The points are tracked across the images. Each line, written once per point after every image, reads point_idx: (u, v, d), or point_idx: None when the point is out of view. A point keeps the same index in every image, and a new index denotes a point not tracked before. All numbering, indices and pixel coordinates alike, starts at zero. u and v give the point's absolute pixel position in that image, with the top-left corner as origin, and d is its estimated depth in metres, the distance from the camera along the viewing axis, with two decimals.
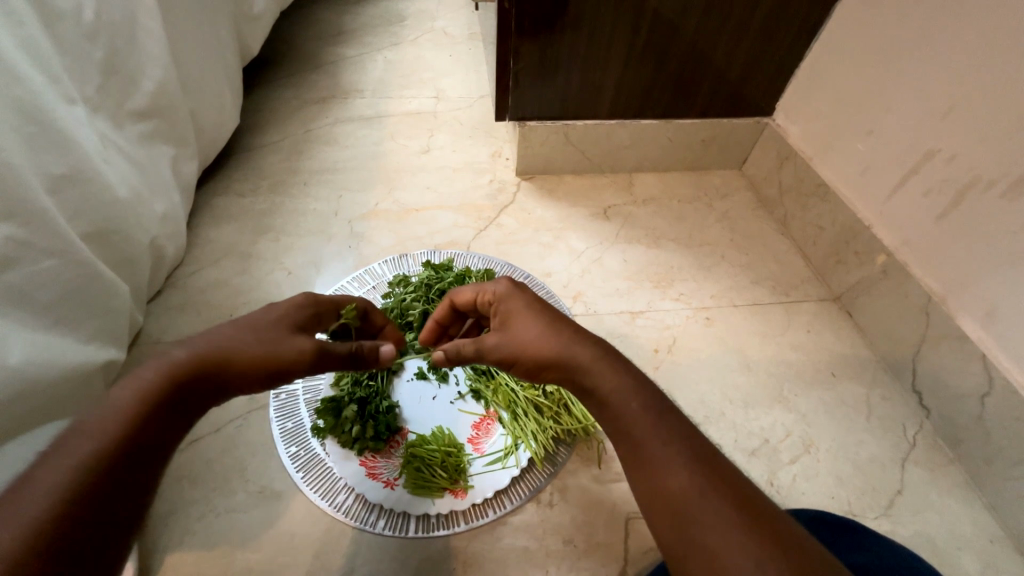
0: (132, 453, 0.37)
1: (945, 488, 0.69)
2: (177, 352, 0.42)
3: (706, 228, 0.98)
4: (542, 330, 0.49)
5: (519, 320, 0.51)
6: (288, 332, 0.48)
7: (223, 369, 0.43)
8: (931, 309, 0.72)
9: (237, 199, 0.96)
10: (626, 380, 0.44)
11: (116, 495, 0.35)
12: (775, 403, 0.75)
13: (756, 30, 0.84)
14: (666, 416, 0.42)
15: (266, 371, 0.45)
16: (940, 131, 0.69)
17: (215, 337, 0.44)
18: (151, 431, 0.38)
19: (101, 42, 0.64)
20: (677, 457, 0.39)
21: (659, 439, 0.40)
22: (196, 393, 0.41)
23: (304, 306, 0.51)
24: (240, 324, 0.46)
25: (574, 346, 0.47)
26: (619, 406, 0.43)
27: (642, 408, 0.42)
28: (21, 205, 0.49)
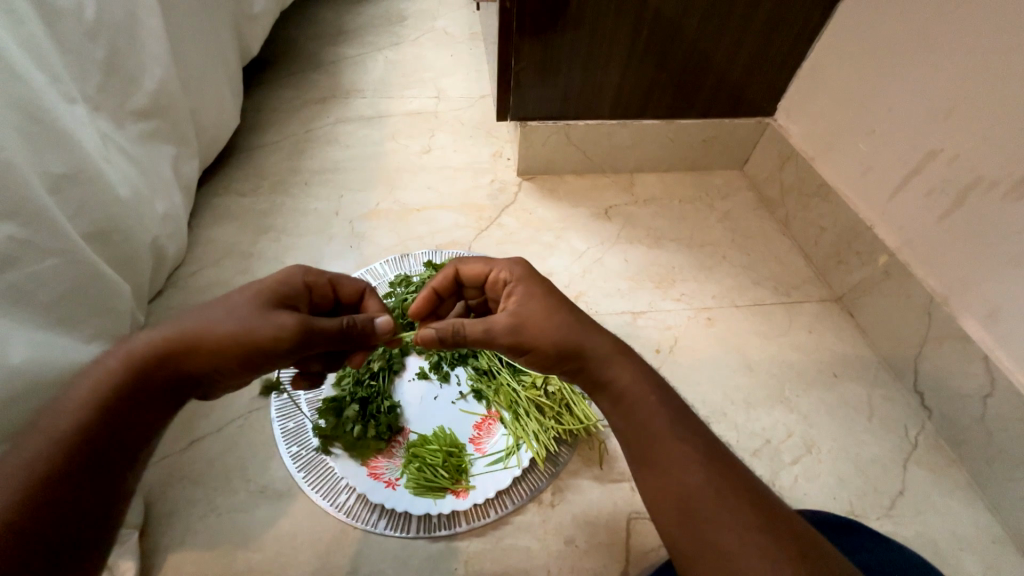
0: (98, 448, 0.40)
1: (947, 489, 0.68)
2: (144, 339, 0.43)
3: (707, 229, 0.97)
4: (560, 320, 0.47)
5: (536, 306, 0.49)
6: (265, 308, 0.47)
7: (187, 353, 0.43)
8: (933, 309, 0.72)
9: (239, 199, 0.96)
10: (642, 379, 0.45)
11: (81, 489, 0.39)
12: (776, 404, 0.75)
13: (757, 30, 0.84)
14: (681, 417, 0.43)
15: (240, 352, 0.45)
16: (942, 131, 0.69)
17: (186, 320, 0.45)
18: (118, 425, 0.41)
19: (102, 42, 0.65)
20: (694, 456, 0.40)
21: (677, 438, 0.41)
22: (162, 383, 0.43)
23: (283, 281, 0.50)
24: (216, 303, 0.46)
25: (592, 338, 0.46)
26: (637, 405, 0.43)
27: (660, 409, 0.43)
28: (21, 204, 0.49)
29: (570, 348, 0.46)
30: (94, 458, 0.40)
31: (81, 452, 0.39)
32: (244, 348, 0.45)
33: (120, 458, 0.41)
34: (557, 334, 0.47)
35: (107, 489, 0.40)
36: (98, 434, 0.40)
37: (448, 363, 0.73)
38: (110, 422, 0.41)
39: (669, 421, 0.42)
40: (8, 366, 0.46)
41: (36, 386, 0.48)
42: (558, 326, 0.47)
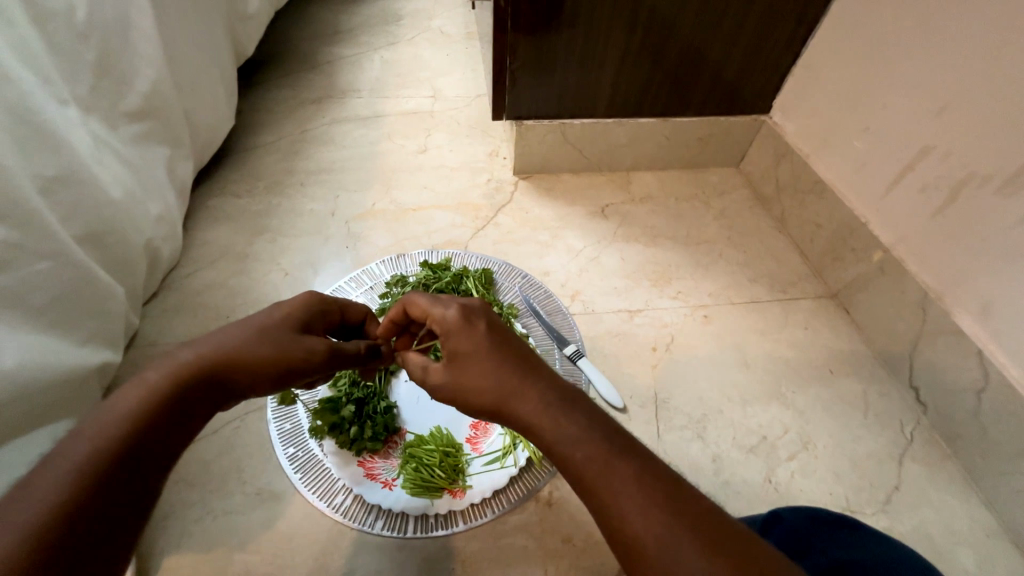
0: (118, 481, 0.35)
1: (943, 484, 0.68)
2: (183, 355, 0.42)
3: (703, 226, 0.98)
4: (487, 374, 0.42)
5: (468, 361, 0.44)
6: (292, 333, 0.49)
7: (231, 370, 0.43)
8: (928, 305, 0.72)
9: (234, 200, 0.96)
10: (578, 426, 0.38)
11: (104, 514, 0.34)
12: (773, 401, 0.75)
13: (752, 27, 0.84)
14: (619, 449, 0.37)
15: (277, 371, 0.46)
16: (936, 126, 0.69)
17: (224, 339, 0.45)
18: (140, 451, 0.37)
19: (93, 44, 0.64)
20: (639, 496, 0.35)
21: (616, 479, 0.36)
22: (202, 398, 0.42)
23: (303, 308, 0.52)
24: (249, 324, 0.47)
25: (523, 387, 0.41)
26: (569, 449, 0.37)
27: (595, 444, 0.37)
28: (12, 208, 0.49)
29: (500, 405, 0.41)
30: (112, 493, 0.35)
31: (95, 486, 0.34)
32: (283, 367, 0.46)
33: (140, 493, 0.36)
34: (487, 391, 0.42)
35: (122, 532, 0.35)
36: (119, 464, 0.36)
37: None
38: (134, 449, 0.37)
39: (606, 458, 0.36)
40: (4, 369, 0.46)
41: (28, 388, 0.48)
42: (487, 383, 0.42)
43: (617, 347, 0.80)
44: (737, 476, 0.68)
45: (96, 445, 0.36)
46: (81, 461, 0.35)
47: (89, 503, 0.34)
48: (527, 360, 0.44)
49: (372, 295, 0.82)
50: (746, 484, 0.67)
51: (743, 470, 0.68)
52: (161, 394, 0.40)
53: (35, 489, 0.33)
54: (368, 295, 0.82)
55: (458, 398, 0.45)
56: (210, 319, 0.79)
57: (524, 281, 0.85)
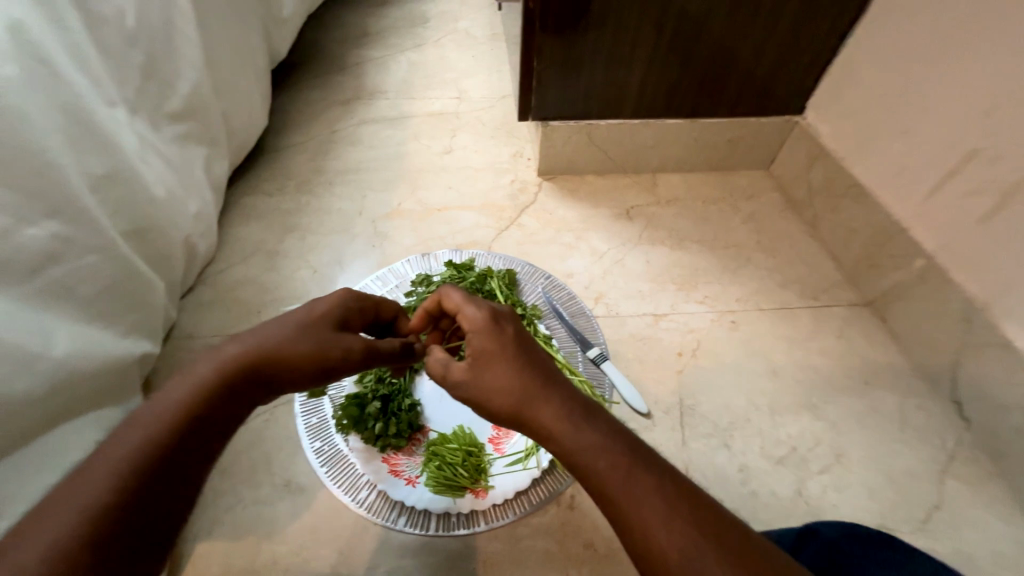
0: (164, 473, 0.37)
1: (986, 502, 0.66)
2: (228, 350, 0.43)
3: (732, 230, 0.96)
4: (507, 377, 0.42)
5: (491, 364, 0.43)
6: (330, 330, 0.49)
7: (272, 367, 0.44)
8: (972, 316, 0.69)
9: (266, 198, 0.98)
10: (597, 433, 0.38)
11: (155, 500, 0.36)
12: (803, 410, 0.73)
13: (787, 27, 0.82)
14: (640, 459, 0.37)
15: (316, 367, 0.46)
16: (985, 129, 0.66)
17: (267, 334, 0.45)
18: (188, 443, 0.39)
19: (140, 47, 0.67)
20: (661, 508, 0.34)
21: (638, 490, 0.35)
22: (246, 392, 0.43)
23: (340, 305, 0.52)
24: (289, 320, 0.48)
25: (545, 394, 0.41)
26: (590, 457, 0.37)
27: (617, 453, 0.37)
28: (65, 204, 0.51)
29: (520, 410, 0.41)
30: (158, 485, 0.36)
31: (144, 477, 0.36)
32: (322, 364, 0.46)
33: (185, 486, 0.38)
34: (508, 395, 0.41)
35: (167, 522, 0.36)
36: (166, 457, 0.37)
37: None
38: (180, 442, 0.38)
39: (628, 468, 0.36)
40: (53, 359, 0.48)
41: (72, 377, 0.50)
42: (509, 387, 0.41)
43: (642, 351, 0.79)
44: (765, 487, 0.66)
45: (145, 438, 0.37)
46: (131, 453, 0.36)
47: (138, 494, 0.35)
48: (546, 364, 0.43)
49: (397, 293, 0.83)
50: (774, 495, 0.66)
51: (772, 480, 0.67)
52: (207, 388, 0.41)
53: (88, 478, 0.35)
54: (393, 294, 0.83)
55: (474, 400, 0.44)
56: (241, 314, 0.81)
57: (548, 283, 0.85)
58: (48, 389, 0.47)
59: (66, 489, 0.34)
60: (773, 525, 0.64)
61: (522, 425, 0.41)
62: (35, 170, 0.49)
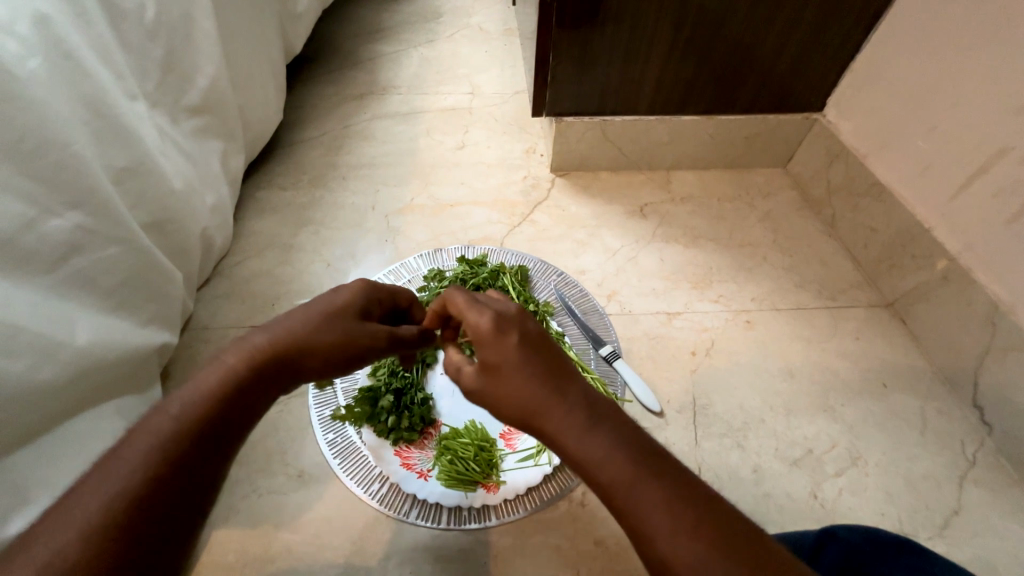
0: (193, 462, 0.37)
1: (1008, 510, 0.64)
2: (257, 339, 0.43)
3: (748, 228, 0.95)
4: (510, 380, 0.40)
5: (495, 370, 0.41)
6: (356, 319, 0.49)
7: (302, 355, 0.44)
8: (997, 318, 0.68)
9: (281, 192, 0.99)
10: (606, 440, 0.36)
11: (180, 488, 0.36)
12: (819, 412, 0.72)
13: (809, 22, 0.81)
14: (651, 472, 0.35)
15: (347, 356, 0.47)
16: (1013, 128, 0.64)
17: (295, 323, 0.45)
18: (215, 431, 0.39)
19: (160, 41, 0.67)
20: (674, 527, 0.33)
21: (651, 507, 0.34)
22: (276, 379, 0.43)
23: (360, 293, 0.52)
24: (315, 308, 0.47)
25: (550, 403, 0.38)
26: (599, 473, 0.35)
27: (627, 469, 0.35)
28: (89, 195, 0.52)
29: (526, 420, 0.39)
30: (187, 472, 0.37)
31: (173, 465, 0.36)
32: (352, 352, 0.47)
33: (212, 473, 0.38)
34: (512, 404, 0.39)
35: (195, 509, 0.37)
36: (194, 445, 0.37)
37: None
38: (208, 430, 0.38)
39: (639, 485, 0.34)
40: (76, 346, 0.49)
41: (93, 365, 0.51)
42: (514, 396, 0.39)
43: (654, 349, 0.78)
44: (780, 489, 0.66)
45: (173, 426, 0.37)
46: (160, 440, 0.37)
47: (168, 481, 0.36)
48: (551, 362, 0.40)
49: (409, 288, 0.83)
50: (789, 497, 0.65)
51: (786, 482, 0.66)
52: (236, 378, 0.41)
53: (120, 464, 0.35)
54: (406, 288, 0.83)
55: (481, 402, 0.42)
56: (256, 306, 0.82)
57: (560, 280, 0.85)
58: (70, 376, 0.48)
59: (101, 474, 0.35)
60: (787, 527, 0.63)
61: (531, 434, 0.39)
62: (60, 163, 0.50)
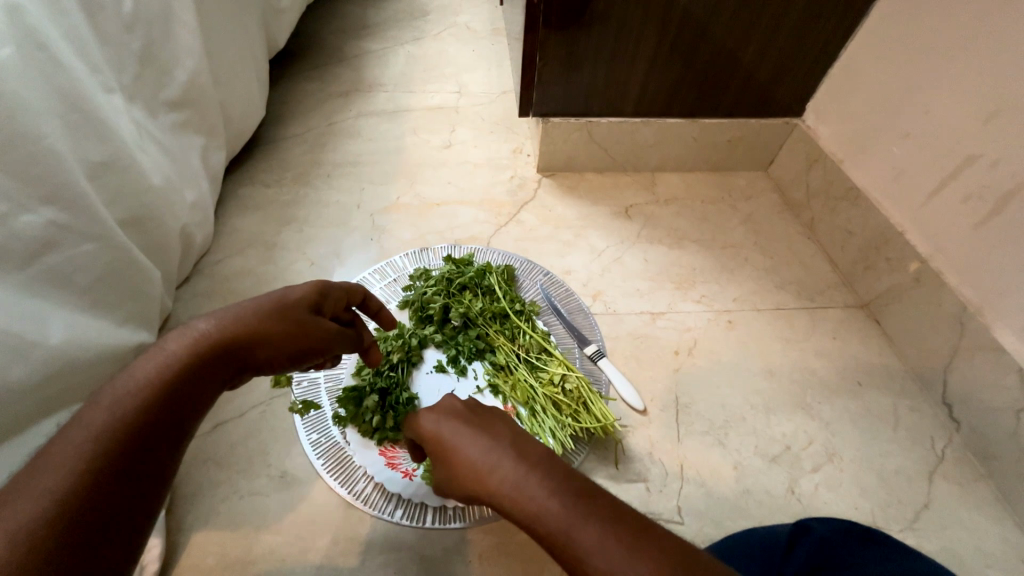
0: (133, 453, 0.35)
1: (974, 503, 0.67)
2: (200, 327, 0.42)
3: (729, 230, 0.96)
4: (461, 450, 0.42)
5: (445, 447, 0.43)
6: (308, 313, 0.50)
7: (251, 346, 0.44)
8: (966, 319, 0.70)
9: (264, 189, 0.98)
10: (540, 487, 0.36)
11: (125, 477, 0.34)
12: (797, 410, 0.74)
13: (789, 29, 0.82)
14: (583, 508, 0.34)
15: (295, 348, 0.47)
16: (982, 135, 0.67)
17: (241, 312, 0.45)
18: (157, 418, 0.37)
19: (138, 33, 0.66)
20: (613, 563, 0.31)
21: (585, 548, 0.33)
22: (222, 369, 0.42)
23: (315, 290, 0.52)
24: (265, 300, 0.47)
25: (491, 465, 0.39)
26: (537, 524, 0.35)
27: (557, 511, 0.34)
28: (61, 190, 0.51)
29: (476, 487, 0.40)
30: (128, 465, 0.35)
31: (111, 457, 0.34)
32: (300, 345, 0.48)
33: (157, 466, 0.36)
34: (462, 473, 0.41)
35: (140, 503, 0.34)
36: (133, 436, 0.36)
37: (466, 357, 0.71)
38: (146, 421, 0.37)
39: (569, 525, 0.34)
40: (48, 346, 0.48)
41: (68, 365, 0.50)
42: (464, 467, 0.41)
43: (638, 349, 0.79)
44: (759, 486, 0.67)
45: (110, 417, 0.35)
46: (101, 431, 0.35)
47: (107, 472, 0.34)
48: (495, 431, 0.42)
49: (395, 287, 0.83)
50: (768, 494, 0.67)
51: (764, 479, 0.68)
52: (178, 365, 0.40)
53: (55, 459, 0.33)
54: (392, 288, 0.83)
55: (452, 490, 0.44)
56: None
57: (546, 280, 0.85)
58: (44, 377, 0.47)
59: (39, 471, 0.32)
60: (766, 522, 0.64)
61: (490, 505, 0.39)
62: (33, 156, 0.48)
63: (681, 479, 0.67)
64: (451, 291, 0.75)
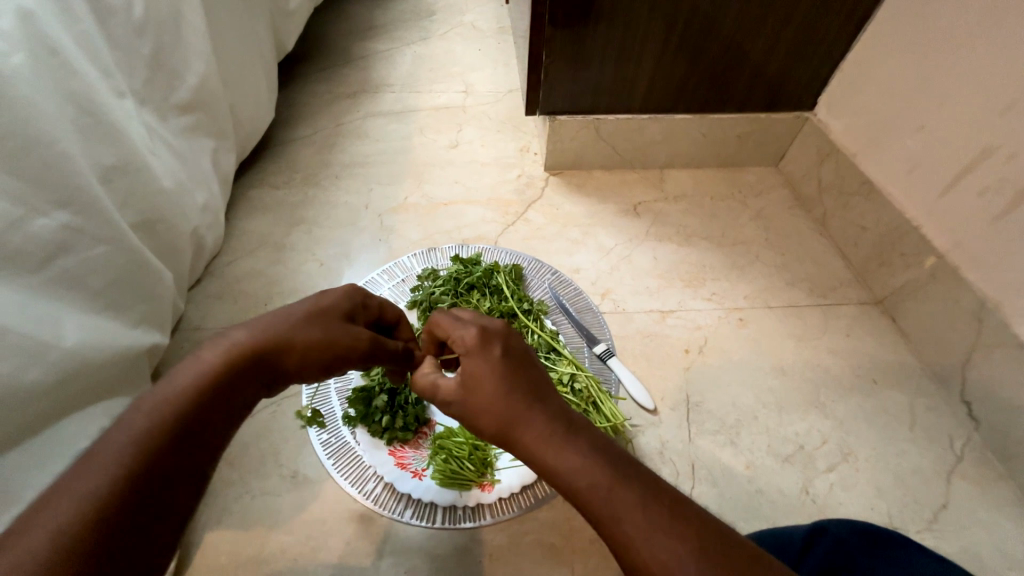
0: (170, 459, 0.35)
1: (995, 504, 0.65)
2: (237, 335, 0.43)
3: (740, 227, 0.95)
4: (493, 392, 0.39)
5: (475, 386, 0.40)
6: (340, 322, 0.48)
7: (284, 354, 0.44)
8: (984, 315, 0.69)
9: (274, 191, 0.99)
10: (580, 448, 0.36)
11: (160, 484, 0.34)
12: (810, 409, 0.73)
13: (799, 21, 0.81)
14: (625, 471, 0.35)
15: (327, 357, 0.46)
16: (1000, 127, 0.65)
17: (274, 321, 0.45)
18: (194, 424, 0.37)
19: (148, 38, 0.67)
20: (652, 530, 0.33)
21: (626, 512, 0.33)
22: (255, 376, 0.42)
23: (346, 298, 0.51)
24: (297, 308, 0.47)
25: (529, 413, 0.38)
26: (573, 480, 0.35)
27: (599, 472, 0.35)
28: (75, 194, 0.51)
29: (502, 429, 0.39)
30: (167, 471, 0.35)
31: (151, 462, 0.34)
32: (330, 353, 0.46)
33: (193, 473, 0.36)
34: (486, 408, 0.39)
35: (177, 510, 0.35)
36: (171, 442, 0.36)
37: None
38: (185, 427, 0.37)
39: (611, 487, 0.34)
40: (65, 348, 0.49)
41: (83, 368, 0.50)
42: (492, 408, 0.39)
43: (647, 347, 0.79)
44: (773, 486, 0.66)
45: (149, 423, 0.36)
46: (135, 437, 0.35)
47: (146, 478, 0.34)
48: (533, 378, 0.41)
49: (403, 287, 0.83)
50: (781, 493, 0.66)
51: (777, 478, 0.67)
52: (214, 374, 0.40)
53: (96, 462, 0.33)
54: (399, 288, 0.83)
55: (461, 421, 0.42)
56: (249, 306, 0.81)
57: (554, 278, 0.85)
58: (59, 378, 0.48)
59: (64, 477, 0.33)
60: (779, 522, 0.63)
61: (510, 450, 0.39)
62: (47, 161, 0.49)
63: (693, 479, 0.66)
64: (459, 291, 0.76)
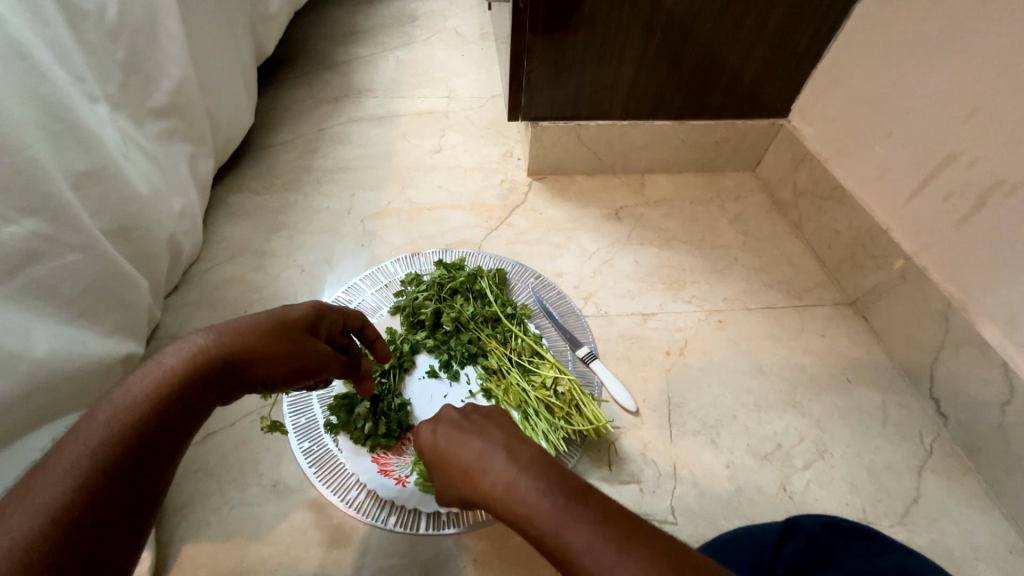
0: (128, 468, 0.34)
1: (963, 496, 0.67)
2: (200, 341, 0.42)
3: (719, 230, 0.97)
4: (459, 459, 0.43)
5: (445, 458, 0.44)
6: (305, 333, 0.50)
7: (248, 362, 0.44)
8: (951, 314, 0.71)
9: (254, 197, 0.97)
10: (531, 487, 0.37)
11: (117, 493, 0.33)
12: (787, 408, 0.75)
13: (773, 31, 0.83)
14: (573, 509, 0.35)
15: (290, 368, 0.47)
16: (962, 134, 0.68)
17: (241, 328, 0.45)
18: (152, 432, 0.37)
19: (122, 42, 0.66)
20: (603, 559, 0.32)
21: (577, 547, 0.33)
22: (219, 384, 0.42)
23: (313, 311, 0.52)
24: (262, 317, 0.47)
25: (485, 467, 0.40)
26: (528, 522, 0.36)
27: (549, 508, 0.35)
28: (45, 201, 0.50)
29: (478, 494, 0.40)
30: (126, 479, 0.34)
31: (108, 471, 0.34)
32: (294, 365, 0.48)
33: (152, 483, 0.36)
34: (463, 478, 0.42)
35: (136, 518, 0.34)
36: (130, 451, 0.35)
37: (458, 362, 0.72)
38: (144, 434, 0.36)
39: (560, 521, 0.34)
40: (33, 358, 0.47)
41: (54, 378, 0.49)
42: (461, 474, 0.42)
43: (630, 349, 0.80)
44: (752, 484, 0.67)
45: (108, 432, 0.35)
46: (93, 446, 0.34)
47: (104, 488, 0.33)
48: (493, 435, 0.44)
49: (386, 293, 0.82)
50: (760, 491, 0.67)
51: (755, 475, 0.68)
52: (177, 379, 0.39)
53: (50, 474, 0.32)
54: (383, 294, 0.82)
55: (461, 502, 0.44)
56: (228, 313, 0.80)
57: (537, 282, 0.86)
58: (29, 389, 0.47)
59: (15, 491, 0.31)
60: (757, 519, 0.65)
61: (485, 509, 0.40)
62: (16, 167, 0.48)
63: (675, 479, 0.67)
64: (442, 296, 0.76)
